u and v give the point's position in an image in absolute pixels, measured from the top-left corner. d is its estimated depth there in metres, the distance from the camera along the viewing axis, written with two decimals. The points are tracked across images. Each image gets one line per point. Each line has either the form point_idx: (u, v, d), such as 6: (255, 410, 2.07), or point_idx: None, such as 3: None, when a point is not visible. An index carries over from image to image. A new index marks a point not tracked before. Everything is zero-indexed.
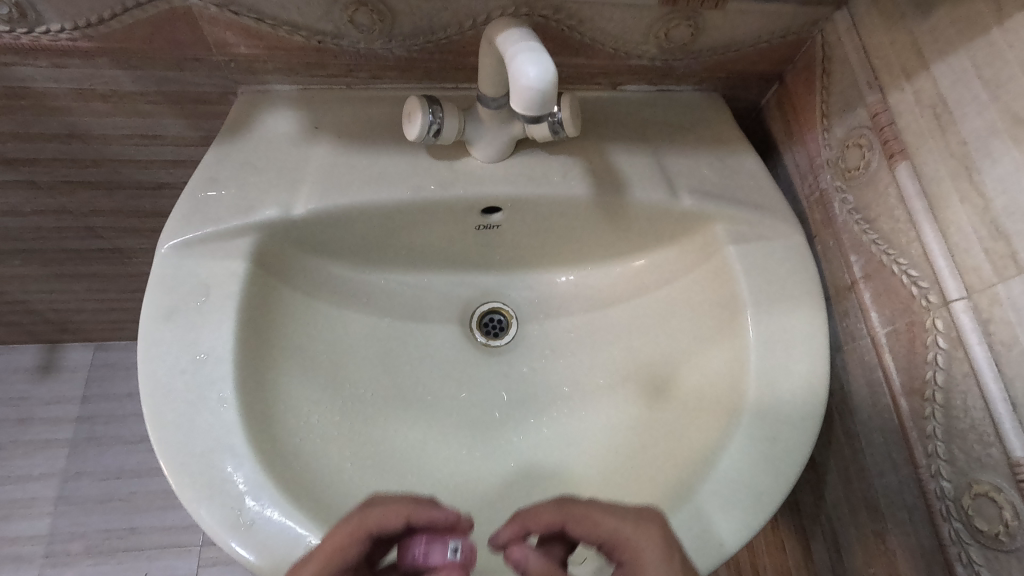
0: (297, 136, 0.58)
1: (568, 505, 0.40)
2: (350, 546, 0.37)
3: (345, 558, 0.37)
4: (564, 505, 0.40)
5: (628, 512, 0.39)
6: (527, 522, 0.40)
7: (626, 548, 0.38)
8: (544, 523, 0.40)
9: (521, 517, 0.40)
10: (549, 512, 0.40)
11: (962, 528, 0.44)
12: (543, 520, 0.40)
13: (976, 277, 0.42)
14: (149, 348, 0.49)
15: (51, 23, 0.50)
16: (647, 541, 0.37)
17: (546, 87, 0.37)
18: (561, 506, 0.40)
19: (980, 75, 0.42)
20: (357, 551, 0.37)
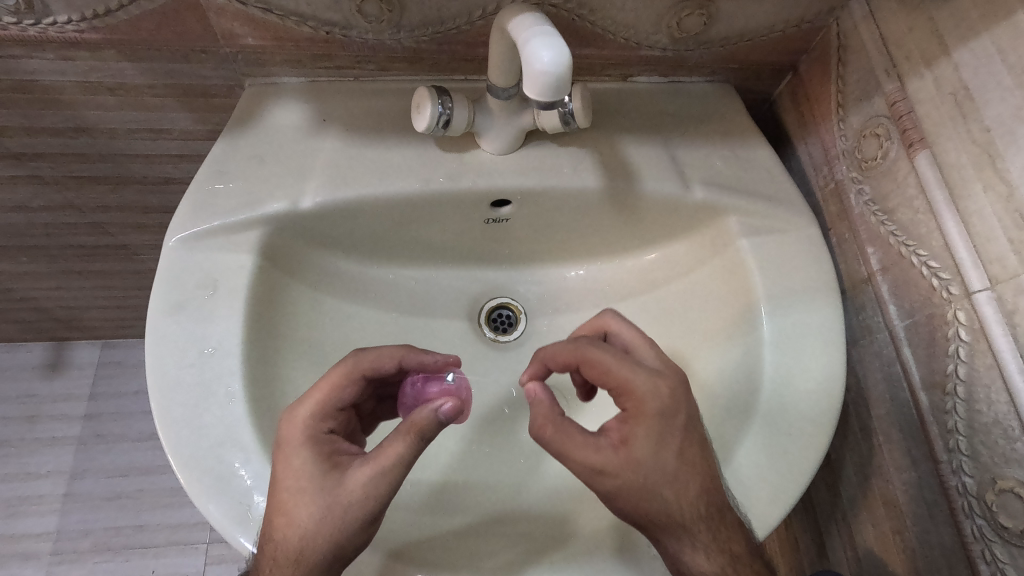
0: (305, 129, 0.58)
1: (585, 350, 0.46)
2: (331, 382, 0.46)
3: (327, 399, 0.46)
4: (578, 351, 0.47)
5: (642, 368, 0.44)
6: (546, 359, 0.49)
7: (627, 397, 0.44)
8: (559, 361, 0.48)
9: (543, 355, 0.49)
10: (567, 352, 0.48)
11: (985, 524, 0.43)
12: (555, 358, 0.48)
13: (999, 267, 0.41)
14: (156, 342, 0.49)
15: (58, 14, 0.50)
16: (653, 395, 0.43)
17: (561, 72, 0.37)
18: (542, 353, 0.50)
19: (1004, 60, 0.41)
20: (343, 390, 0.47)
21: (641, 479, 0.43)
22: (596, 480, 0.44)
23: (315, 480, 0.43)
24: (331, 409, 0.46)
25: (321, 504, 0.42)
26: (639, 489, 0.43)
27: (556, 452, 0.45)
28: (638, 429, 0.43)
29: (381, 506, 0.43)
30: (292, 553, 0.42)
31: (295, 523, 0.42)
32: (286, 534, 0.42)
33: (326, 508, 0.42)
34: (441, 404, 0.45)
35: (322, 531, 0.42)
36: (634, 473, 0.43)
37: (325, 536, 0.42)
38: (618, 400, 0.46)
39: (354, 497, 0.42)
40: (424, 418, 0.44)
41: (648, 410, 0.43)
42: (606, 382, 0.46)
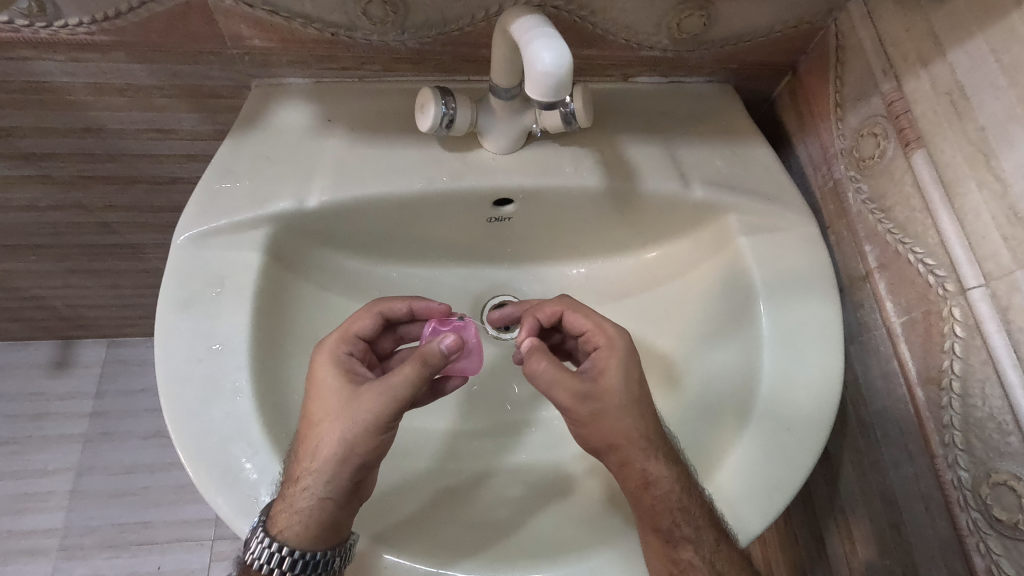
0: (310, 129, 0.59)
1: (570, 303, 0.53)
2: (360, 320, 0.53)
3: (354, 327, 0.53)
4: (564, 302, 0.53)
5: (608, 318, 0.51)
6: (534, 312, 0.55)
7: (597, 334, 0.50)
8: (546, 316, 0.54)
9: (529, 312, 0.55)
10: (554, 305, 0.54)
11: (980, 517, 0.43)
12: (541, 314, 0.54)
13: (993, 264, 0.42)
14: (165, 338, 0.50)
15: (70, 17, 0.51)
16: (620, 336, 0.49)
17: (563, 72, 0.37)
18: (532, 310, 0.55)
19: (998, 60, 0.42)
20: (367, 321, 0.53)
21: (616, 403, 0.47)
22: (577, 406, 0.47)
23: (336, 386, 0.48)
24: (354, 336, 0.52)
25: (340, 404, 0.47)
26: (612, 413, 0.47)
27: (547, 383, 0.47)
28: (608, 362, 0.48)
29: (396, 409, 0.47)
30: (317, 448, 0.46)
31: (318, 421, 0.47)
32: (313, 433, 0.47)
33: (345, 406, 0.47)
34: (444, 338, 0.47)
35: (342, 427, 0.46)
36: (612, 399, 0.47)
37: (342, 432, 0.46)
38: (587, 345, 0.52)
39: (367, 396, 0.47)
40: (430, 348, 0.47)
41: (620, 345, 0.49)
42: (581, 330, 0.52)
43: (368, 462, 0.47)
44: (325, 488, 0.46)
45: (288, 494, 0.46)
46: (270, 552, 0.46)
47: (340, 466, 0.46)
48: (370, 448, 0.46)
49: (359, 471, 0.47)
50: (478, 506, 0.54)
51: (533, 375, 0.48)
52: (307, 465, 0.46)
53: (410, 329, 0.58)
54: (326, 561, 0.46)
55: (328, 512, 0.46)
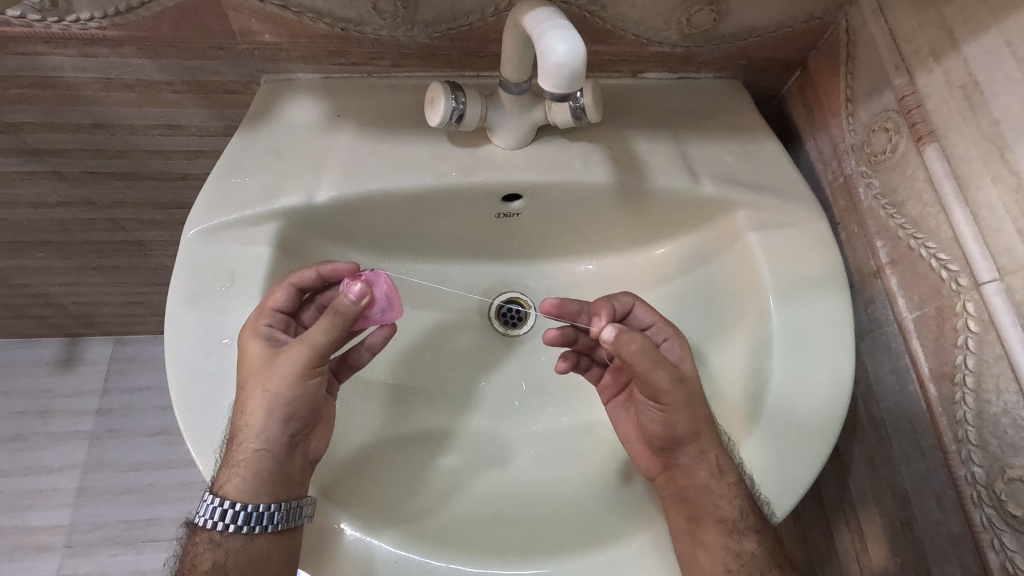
0: (319, 125, 0.59)
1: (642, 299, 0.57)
2: (275, 300, 0.51)
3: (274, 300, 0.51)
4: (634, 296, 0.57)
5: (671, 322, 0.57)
6: (609, 300, 0.56)
7: (668, 327, 0.56)
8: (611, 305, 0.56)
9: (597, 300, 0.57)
10: (625, 296, 0.57)
11: (994, 513, 0.43)
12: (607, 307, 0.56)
13: (1008, 258, 0.42)
14: (174, 332, 0.50)
15: (81, 12, 0.51)
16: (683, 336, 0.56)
17: (577, 63, 0.37)
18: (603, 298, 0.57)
19: (1012, 52, 0.42)
20: (284, 293, 0.51)
21: (699, 389, 0.52)
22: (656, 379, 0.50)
23: (256, 350, 0.48)
24: (272, 310, 0.51)
25: (262, 367, 0.48)
26: (696, 392, 0.52)
27: (648, 363, 0.50)
28: (682, 352, 0.54)
29: (316, 357, 0.49)
30: (243, 409, 0.47)
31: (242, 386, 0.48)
32: (238, 394, 0.48)
33: (266, 365, 0.48)
34: (352, 287, 0.47)
35: (266, 384, 0.48)
36: (695, 382, 0.53)
37: (267, 394, 0.48)
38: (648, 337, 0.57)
39: (289, 351, 0.49)
40: (341, 299, 0.47)
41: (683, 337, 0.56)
42: (648, 323, 0.56)
43: (298, 411, 0.49)
44: (261, 438, 0.48)
45: (224, 453, 0.47)
46: (220, 508, 0.47)
47: (269, 418, 0.48)
48: (298, 399, 0.49)
49: (292, 419, 0.49)
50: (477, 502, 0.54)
51: (628, 354, 0.50)
52: (239, 424, 0.48)
53: (329, 295, 0.56)
54: (268, 514, 0.46)
55: (268, 463, 0.48)
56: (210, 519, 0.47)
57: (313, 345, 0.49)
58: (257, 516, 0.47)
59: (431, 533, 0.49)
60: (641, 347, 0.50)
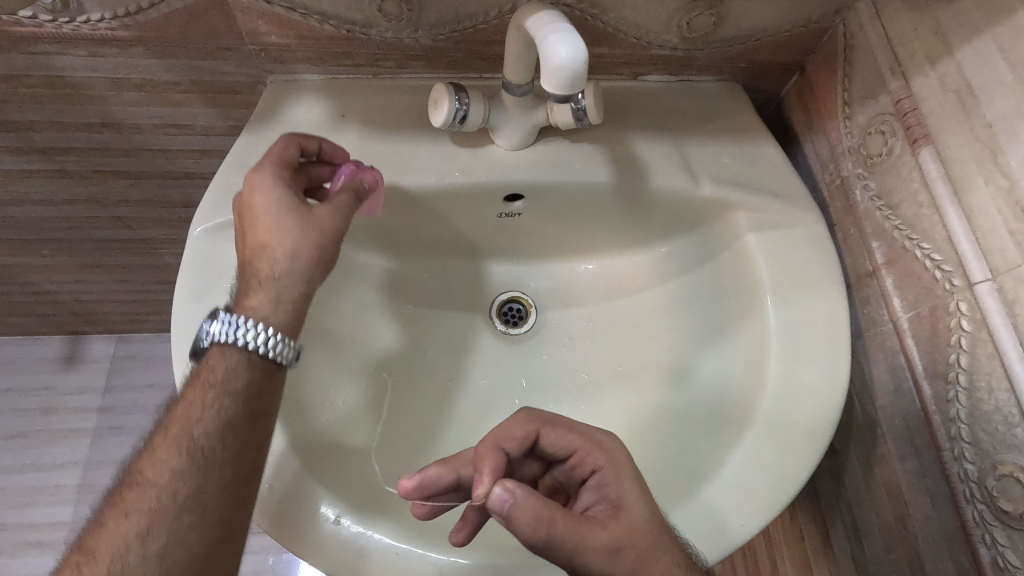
0: (324, 124, 0.60)
1: (555, 419, 0.47)
2: (275, 155, 0.50)
3: (279, 155, 0.50)
4: (538, 419, 0.46)
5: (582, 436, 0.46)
6: (501, 440, 0.45)
7: (597, 454, 0.45)
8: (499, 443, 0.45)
9: (482, 442, 0.45)
10: (524, 426, 0.46)
11: (985, 509, 0.44)
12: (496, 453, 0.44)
13: (1000, 259, 0.43)
14: (181, 328, 0.51)
15: (92, 13, 0.52)
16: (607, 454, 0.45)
17: (578, 65, 0.38)
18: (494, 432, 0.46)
19: (1005, 57, 0.43)
20: (287, 150, 0.51)
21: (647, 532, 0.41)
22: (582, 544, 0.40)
23: (285, 198, 0.48)
24: (283, 164, 0.50)
25: (280, 210, 0.47)
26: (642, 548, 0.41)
27: (564, 542, 0.39)
28: (623, 486, 0.43)
29: (334, 218, 0.49)
30: (285, 254, 0.47)
31: (281, 233, 0.47)
32: (276, 237, 0.47)
33: (304, 215, 0.48)
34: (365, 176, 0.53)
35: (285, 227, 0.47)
36: (640, 536, 0.41)
37: (308, 245, 0.47)
38: (575, 466, 0.47)
39: (323, 207, 0.49)
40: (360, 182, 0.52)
41: (621, 463, 0.44)
42: (568, 450, 0.46)
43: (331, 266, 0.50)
44: (300, 284, 0.48)
45: (258, 278, 0.47)
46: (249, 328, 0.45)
47: (309, 270, 0.48)
48: (319, 254, 0.48)
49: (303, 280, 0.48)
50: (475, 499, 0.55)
51: (524, 530, 0.38)
52: (273, 258, 0.47)
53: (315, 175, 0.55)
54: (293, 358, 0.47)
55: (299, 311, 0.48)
56: (230, 333, 0.45)
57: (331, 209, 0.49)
58: (289, 351, 0.47)
59: (426, 528, 0.49)
60: (549, 523, 0.38)
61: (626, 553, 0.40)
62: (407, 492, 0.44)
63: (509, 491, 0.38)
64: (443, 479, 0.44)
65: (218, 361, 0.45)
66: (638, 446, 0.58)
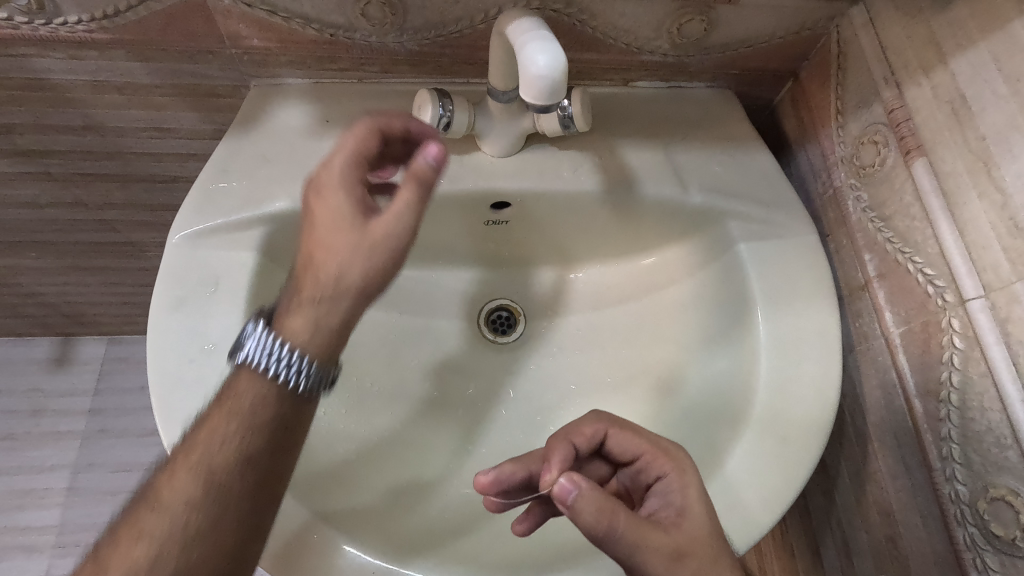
0: (308, 129, 0.58)
1: (624, 421, 0.47)
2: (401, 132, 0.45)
3: (387, 124, 0.45)
4: (606, 420, 0.46)
5: (657, 440, 0.45)
6: (572, 434, 0.46)
7: (665, 461, 0.44)
8: (573, 438, 0.46)
9: (552, 437, 0.46)
10: (594, 424, 0.46)
11: (977, 533, 0.43)
12: (567, 445, 0.45)
13: (994, 275, 0.42)
14: (157, 337, 0.49)
15: (68, 15, 0.51)
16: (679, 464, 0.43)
17: (557, 75, 0.37)
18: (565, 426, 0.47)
19: (999, 68, 0.42)
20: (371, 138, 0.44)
21: (709, 544, 0.39)
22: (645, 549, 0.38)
23: (338, 204, 0.42)
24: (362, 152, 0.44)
25: (352, 199, 0.42)
26: (702, 562, 0.38)
27: (624, 540, 0.38)
28: (688, 496, 0.41)
29: (406, 249, 0.42)
30: (346, 267, 0.40)
31: (332, 250, 0.41)
32: (328, 257, 0.41)
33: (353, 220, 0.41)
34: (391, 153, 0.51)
35: (355, 255, 0.40)
36: (701, 548, 0.39)
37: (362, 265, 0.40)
38: (642, 471, 0.45)
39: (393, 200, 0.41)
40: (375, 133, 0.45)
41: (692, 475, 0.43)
42: (634, 454, 0.45)
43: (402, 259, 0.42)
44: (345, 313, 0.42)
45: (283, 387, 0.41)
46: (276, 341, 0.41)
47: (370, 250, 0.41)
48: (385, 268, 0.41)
49: (368, 275, 0.41)
50: (456, 512, 0.54)
51: (586, 523, 0.37)
52: (320, 277, 0.41)
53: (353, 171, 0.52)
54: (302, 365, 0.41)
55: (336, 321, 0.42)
56: (263, 353, 0.41)
57: (419, 167, 0.40)
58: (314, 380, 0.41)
59: (404, 544, 0.48)
60: (610, 516, 0.37)
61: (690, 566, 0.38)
62: (482, 487, 0.45)
63: (575, 481, 0.38)
64: (516, 475, 0.45)
65: (243, 389, 0.41)
66: None
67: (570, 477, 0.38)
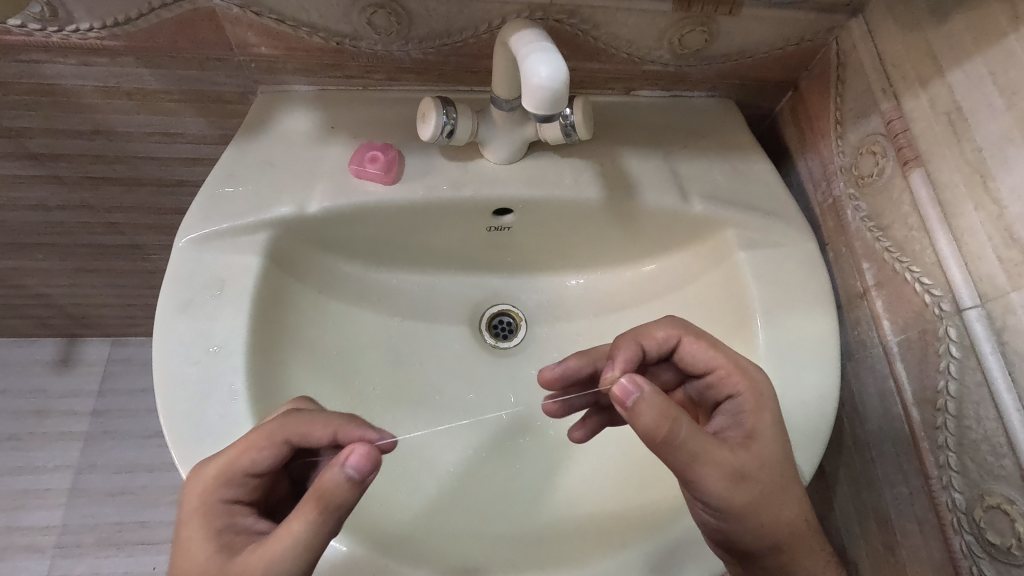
0: (314, 136, 0.59)
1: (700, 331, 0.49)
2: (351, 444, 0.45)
3: (344, 433, 0.45)
4: (681, 328, 0.50)
5: (736, 357, 0.47)
6: (642, 337, 0.50)
7: (737, 378, 0.46)
8: (645, 341, 0.50)
9: (624, 339, 0.51)
10: (667, 330, 0.50)
11: (973, 541, 0.43)
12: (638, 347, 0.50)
13: (990, 285, 0.42)
14: (163, 340, 0.50)
15: (81, 22, 0.52)
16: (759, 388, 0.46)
17: (559, 86, 0.38)
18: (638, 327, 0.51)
19: (995, 81, 0.42)
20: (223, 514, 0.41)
21: (774, 464, 0.43)
22: (710, 466, 0.41)
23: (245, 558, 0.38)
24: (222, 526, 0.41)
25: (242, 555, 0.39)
26: (764, 484, 0.42)
27: (685, 449, 0.41)
28: (760, 421, 0.44)
29: None
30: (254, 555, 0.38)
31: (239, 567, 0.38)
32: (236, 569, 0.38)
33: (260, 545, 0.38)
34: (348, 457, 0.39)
35: None
36: (766, 472, 0.43)
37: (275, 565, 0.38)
38: (711, 385, 0.48)
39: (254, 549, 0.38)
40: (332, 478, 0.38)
41: (763, 397, 0.45)
42: (707, 366, 0.48)
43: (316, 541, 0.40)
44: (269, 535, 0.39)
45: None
46: None
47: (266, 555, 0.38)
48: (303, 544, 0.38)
49: None
50: (458, 517, 0.54)
51: (647, 426, 0.41)
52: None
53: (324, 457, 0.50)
54: None
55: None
56: None
57: (331, 481, 0.38)
58: None
59: (408, 547, 0.48)
60: (671, 425, 0.40)
61: (747, 483, 0.42)
62: (548, 380, 0.56)
63: (637, 384, 0.41)
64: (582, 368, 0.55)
65: None
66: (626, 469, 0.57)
67: (634, 377, 0.42)
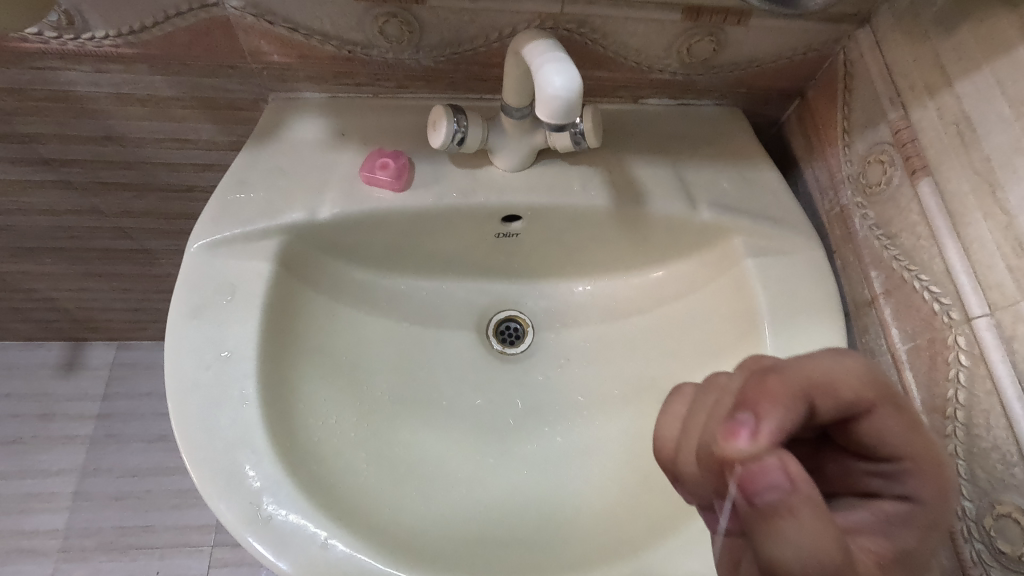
0: (324, 143, 0.60)
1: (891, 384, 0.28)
2: None
3: None
4: (874, 385, 0.28)
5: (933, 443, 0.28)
6: (814, 389, 0.26)
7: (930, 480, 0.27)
8: (815, 395, 0.27)
9: (779, 380, 0.26)
10: (847, 378, 0.27)
11: (984, 549, 0.43)
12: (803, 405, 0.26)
13: (999, 294, 0.42)
14: (174, 344, 0.50)
15: (97, 30, 0.53)
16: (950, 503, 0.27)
17: (573, 96, 0.39)
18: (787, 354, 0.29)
19: (1003, 92, 0.43)
20: None
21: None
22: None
23: None
24: None
25: None
26: None
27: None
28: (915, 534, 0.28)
29: None
30: None
31: None
32: None
33: None
34: None
35: None
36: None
37: None
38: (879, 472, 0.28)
39: None
40: None
41: (941, 526, 0.27)
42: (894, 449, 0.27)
43: None
44: None
45: None
46: None
47: None
48: None
49: None
50: (465, 522, 0.54)
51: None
52: None
53: None
54: None
55: None
56: None
57: None
58: None
59: (418, 551, 0.48)
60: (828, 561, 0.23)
61: None
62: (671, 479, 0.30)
63: (788, 478, 0.23)
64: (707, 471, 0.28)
65: None
66: (631, 475, 0.57)
67: (794, 499, 0.23)
